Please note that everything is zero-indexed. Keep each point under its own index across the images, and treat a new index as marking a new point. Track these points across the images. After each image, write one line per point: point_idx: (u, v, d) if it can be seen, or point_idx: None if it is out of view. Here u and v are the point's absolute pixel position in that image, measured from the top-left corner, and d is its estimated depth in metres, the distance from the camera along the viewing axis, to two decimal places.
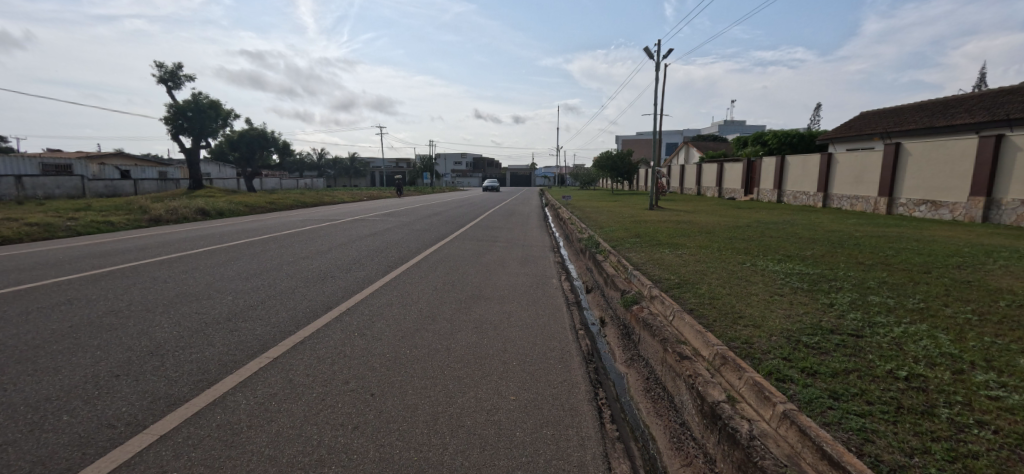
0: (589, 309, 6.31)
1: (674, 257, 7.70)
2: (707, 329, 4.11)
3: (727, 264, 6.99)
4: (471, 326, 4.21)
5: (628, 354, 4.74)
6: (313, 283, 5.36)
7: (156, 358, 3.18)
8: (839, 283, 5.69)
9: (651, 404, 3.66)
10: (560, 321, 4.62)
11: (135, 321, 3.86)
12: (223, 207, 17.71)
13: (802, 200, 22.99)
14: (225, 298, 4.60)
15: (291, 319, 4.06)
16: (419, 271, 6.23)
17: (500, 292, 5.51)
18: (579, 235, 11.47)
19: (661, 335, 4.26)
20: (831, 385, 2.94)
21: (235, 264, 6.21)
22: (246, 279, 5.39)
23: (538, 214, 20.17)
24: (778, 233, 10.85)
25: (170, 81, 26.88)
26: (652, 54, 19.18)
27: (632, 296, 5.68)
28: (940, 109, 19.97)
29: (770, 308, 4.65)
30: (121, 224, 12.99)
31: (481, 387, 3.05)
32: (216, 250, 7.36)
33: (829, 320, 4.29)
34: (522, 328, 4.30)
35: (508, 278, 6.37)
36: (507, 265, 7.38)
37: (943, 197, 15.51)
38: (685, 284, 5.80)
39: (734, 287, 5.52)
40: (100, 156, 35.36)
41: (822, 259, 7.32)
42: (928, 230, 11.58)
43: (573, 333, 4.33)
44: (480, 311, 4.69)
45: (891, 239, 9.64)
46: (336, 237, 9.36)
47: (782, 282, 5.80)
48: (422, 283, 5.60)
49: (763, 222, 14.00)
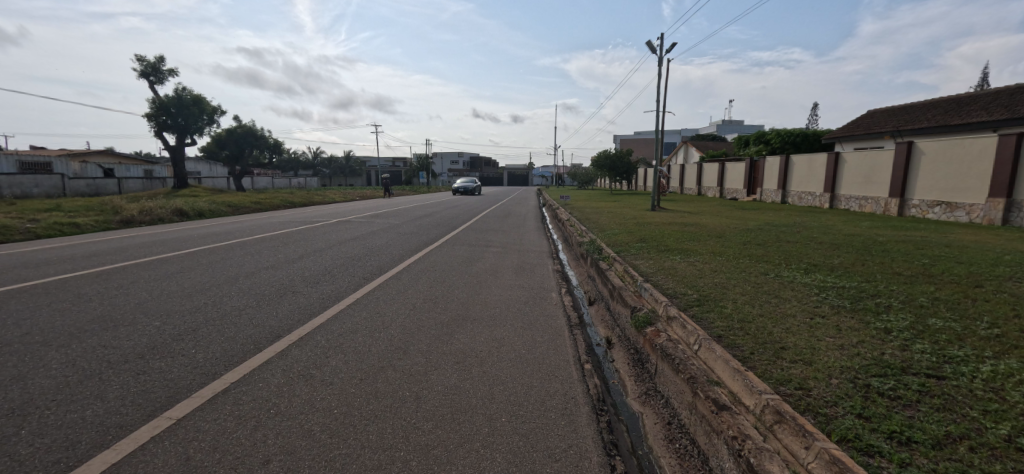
0: (593, 327, 5.49)
1: (687, 266, 6.87)
2: (746, 366, 3.28)
3: (747, 275, 6.18)
4: (450, 362, 3.37)
5: (642, 387, 3.92)
6: (267, 301, 4.51)
7: (13, 422, 2.32)
8: (885, 301, 4.89)
9: (677, 461, 2.79)
10: (562, 352, 3.80)
11: (16, 361, 2.99)
12: (203, 207, 16.77)
13: (807, 200, 22.24)
14: (152, 324, 3.75)
15: (221, 355, 3.21)
16: (398, 284, 5.41)
17: (492, 312, 4.67)
18: (579, 238, 10.68)
19: (688, 373, 3.43)
20: (940, 463, 2.12)
21: (182, 277, 5.33)
22: (188, 297, 4.53)
23: (535, 216, 19.32)
24: (795, 237, 10.05)
25: (152, 76, 25.88)
26: (653, 48, 18.43)
27: (644, 316, 4.85)
28: (953, 107, 19.26)
29: (815, 336, 3.82)
30: (88, 226, 12.06)
31: (456, 463, 2.20)
32: (169, 259, 6.48)
33: (892, 354, 3.48)
34: (515, 362, 3.48)
35: (500, 292, 5.53)
36: (500, 275, 6.56)
37: (959, 198, 14.79)
38: (706, 301, 4.96)
39: (763, 306, 4.70)
40: (84, 153, 34.24)
41: (854, 269, 6.50)
42: (952, 233, 10.85)
43: (577, 368, 3.51)
44: (463, 339, 3.85)
45: (919, 245, 8.85)
46: (313, 242, 8.49)
47: (818, 298, 5.01)
48: (400, 300, 4.76)
49: (774, 224, 13.23)
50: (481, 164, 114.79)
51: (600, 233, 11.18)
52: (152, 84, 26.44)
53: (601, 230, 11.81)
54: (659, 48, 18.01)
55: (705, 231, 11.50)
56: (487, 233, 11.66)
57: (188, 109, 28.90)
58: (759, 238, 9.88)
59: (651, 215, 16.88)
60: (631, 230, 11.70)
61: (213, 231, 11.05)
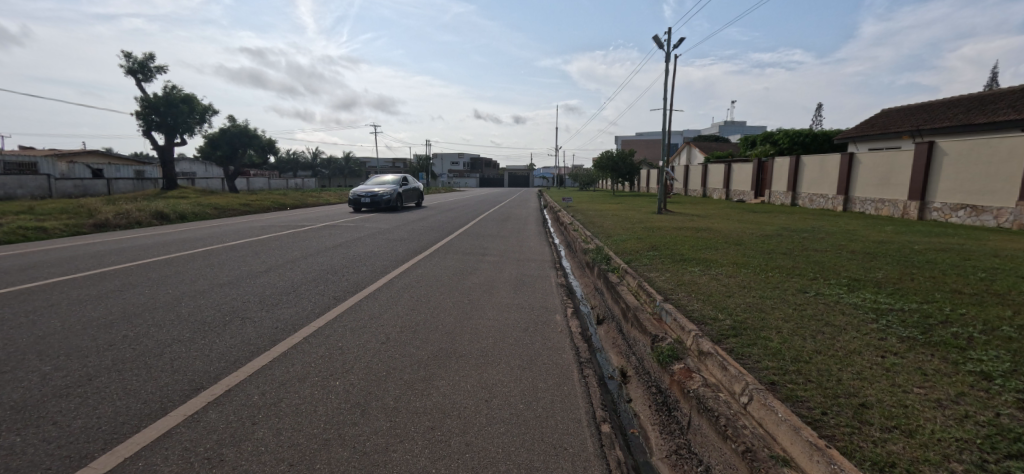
0: (603, 354, 4.62)
1: (710, 281, 6.01)
2: (824, 440, 2.38)
3: (782, 293, 5.30)
4: (423, 428, 2.50)
5: (669, 443, 3.01)
6: (205, 333, 3.64)
7: None
8: (962, 331, 4.00)
9: None
10: (570, 405, 2.95)
11: None
12: (185, 209, 15.91)
13: (819, 203, 21.30)
14: (38, 371, 2.88)
15: (108, 424, 2.36)
16: (371, 308, 4.53)
17: (484, 345, 3.81)
18: (584, 245, 9.81)
19: (741, 442, 2.55)
20: None
21: (114, 299, 4.45)
22: (107, 328, 3.66)
23: (536, 218, 18.53)
24: (822, 245, 9.15)
25: (140, 73, 25.17)
26: (660, 43, 17.82)
27: (668, 348, 3.99)
28: (976, 105, 18.36)
29: (900, 388, 2.94)
30: (56, 232, 11.19)
31: None
32: (115, 272, 5.62)
33: (1012, 416, 2.60)
34: (510, 426, 2.61)
35: (495, 317, 4.66)
36: (495, 292, 5.70)
37: (985, 201, 13.90)
38: (743, 331, 4.08)
39: (817, 339, 3.80)
40: (73, 153, 33.37)
41: (904, 286, 5.62)
42: (989, 240, 9.91)
43: (594, 434, 2.62)
44: (444, 389, 2.98)
45: (963, 255, 7.91)
46: (290, 250, 7.66)
47: (880, 327, 4.12)
48: (372, 331, 3.90)
49: (793, 229, 12.34)
50: (482, 166, 115.58)
51: (606, 239, 10.34)
52: (140, 82, 25.67)
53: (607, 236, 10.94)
54: (667, 43, 17.61)
55: (721, 237, 10.63)
56: (484, 239, 10.82)
57: (178, 107, 28.13)
58: (782, 246, 8.98)
59: (658, 218, 15.99)
60: (640, 236, 10.85)
61: (188, 236, 10.17)
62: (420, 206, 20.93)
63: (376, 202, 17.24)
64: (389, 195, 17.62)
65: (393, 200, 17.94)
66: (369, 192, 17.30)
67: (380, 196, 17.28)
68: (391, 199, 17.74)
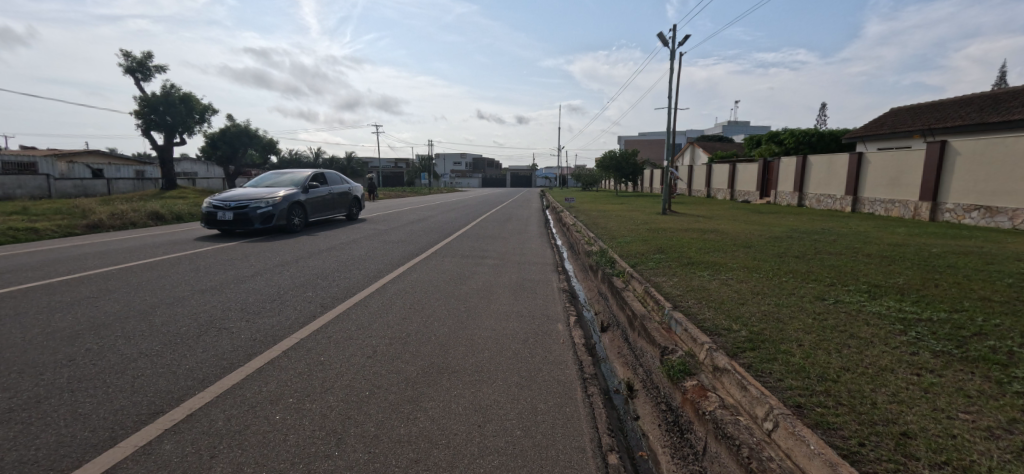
0: (608, 364, 4.32)
1: (721, 287, 5.71)
2: None
3: (799, 300, 4.99)
4: (405, 460, 2.20)
5: (682, 470, 2.68)
6: (176, 346, 3.35)
7: None
8: (999, 345, 3.67)
9: None
10: (573, 430, 2.64)
11: None
12: (182, 209, 15.72)
13: (827, 203, 20.91)
14: None
15: (44, 458, 2.05)
16: (359, 318, 4.23)
17: (478, 359, 3.50)
18: (586, 247, 9.52)
19: None
20: None
21: (84, 307, 4.16)
22: (68, 340, 3.36)
23: (537, 219, 18.31)
24: (835, 247, 8.81)
25: (139, 72, 25.02)
26: (665, 40, 17.52)
27: (679, 362, 3.68)
28: (989, 104, 17.94)
29: (943, 413, 2.62)
30: (47, 233, 10.97)
31: None
32: (92, 277, 5.33)
33: None
34: (506, 457, 2.30)
35: (492, 326, 4.36)
36: (493, 299, 5.40)
37: (999, 202, 13.51)
38: (761, 343, 3.77)
39: (843, 354, 3.48)
40: (74, 152, 33.31)
41: (929, 293, 5.28)
42: (1007, 243, 9.54)
43: (600, 466, 2.31)
44: (432, 412, 2.68)
45: (984, 258, 7.57)
46: (281, 253, 7.37)
47: (910, 340, 3.79)
48: (358, 343, 3.61)
49: (801, 230, 12.00)
50: (484, 166, 115.41)
51: (610, 241, 10.02)
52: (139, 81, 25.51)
53: (610, 238, 10.63)
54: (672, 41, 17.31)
55: (728, 239, 10.32)
56: (484, 242, 10.52)
57: (177, 106, 27.97)
58: (793, 249, 8.65)
59: (662, 219, 15.71)
60: (645, 238, 10.52)
61: (181, 237, 9.91)
62: (354, 221, 14.06)
63: (245, 220, 10.13)
64: (271, 208, 10.51)
65: (280, 214, 10.80)
66: (236, 203, 10.20)
67: (252, 208, 10.20)
68: (276, 214, 10.61)
